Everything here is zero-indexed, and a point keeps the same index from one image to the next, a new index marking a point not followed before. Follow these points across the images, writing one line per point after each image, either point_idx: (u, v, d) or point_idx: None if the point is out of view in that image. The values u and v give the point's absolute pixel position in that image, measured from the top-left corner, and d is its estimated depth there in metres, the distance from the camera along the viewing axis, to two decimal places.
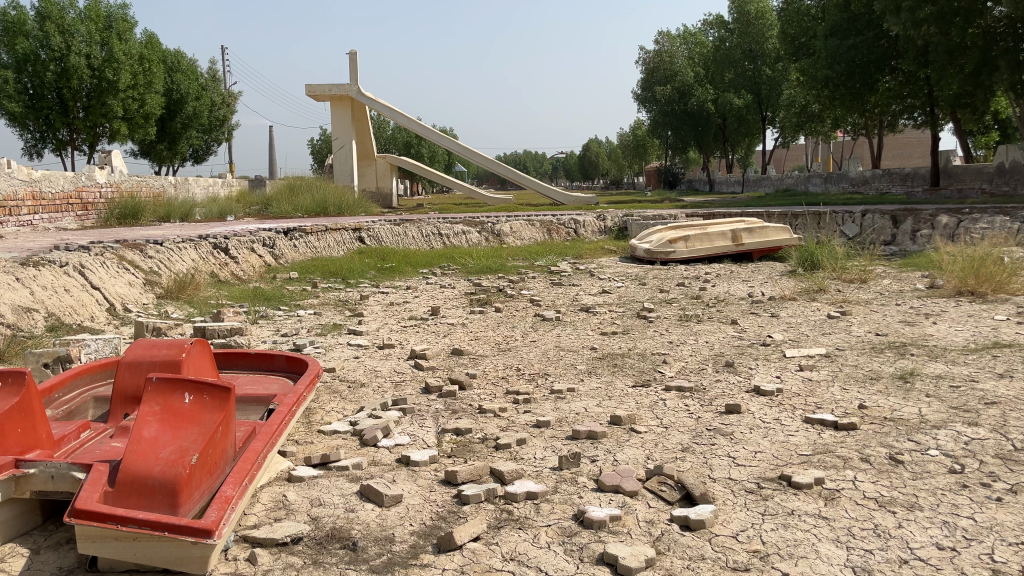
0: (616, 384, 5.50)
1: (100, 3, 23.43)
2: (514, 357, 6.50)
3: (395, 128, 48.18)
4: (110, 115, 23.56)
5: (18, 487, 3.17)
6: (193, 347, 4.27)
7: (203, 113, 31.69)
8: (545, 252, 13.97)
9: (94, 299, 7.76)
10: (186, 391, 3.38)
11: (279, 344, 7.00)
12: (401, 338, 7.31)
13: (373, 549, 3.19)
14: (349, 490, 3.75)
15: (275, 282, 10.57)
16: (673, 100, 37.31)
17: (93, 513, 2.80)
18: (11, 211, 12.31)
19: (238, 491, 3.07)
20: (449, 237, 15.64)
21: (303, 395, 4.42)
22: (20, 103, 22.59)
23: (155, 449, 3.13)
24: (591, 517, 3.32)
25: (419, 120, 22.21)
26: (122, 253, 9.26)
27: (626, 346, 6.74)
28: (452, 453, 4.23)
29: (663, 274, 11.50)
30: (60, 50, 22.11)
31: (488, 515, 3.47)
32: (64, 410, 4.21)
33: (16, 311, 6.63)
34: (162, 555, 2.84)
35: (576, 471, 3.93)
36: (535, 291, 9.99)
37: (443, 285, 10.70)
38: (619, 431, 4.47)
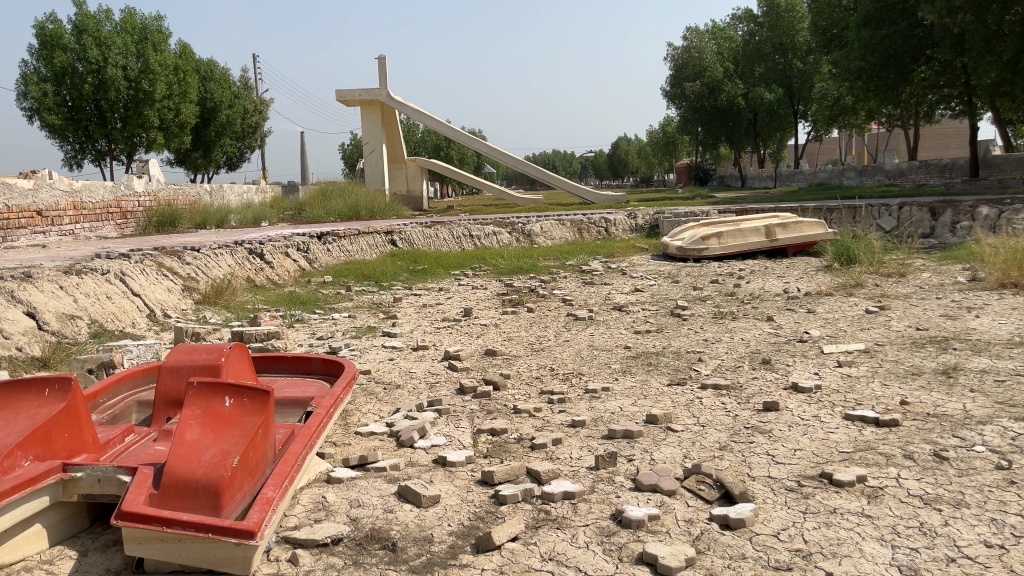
0: (651, 383, 5.47)
1: (134, 15, 23.89)
2: (548, 356, 6.51)
3: (425, 131, 48.47)
4: (147, 125, 23.97)
5: (65, 490, 3.24)
6: (232, 351, 4.35)
7: (236, 121, 32.10)
8: (576, 251, 13.95)
9: (135, 306, 7.91)
10: (227, 395, 3.44)
11: (316, 347, 7.08)
12: (435, 340, 7.35)
13: (413, 549, 3.22)
14: (387, 491, 3.78)
15: (309, 286, 10.69)
16: (703, 95, 37.02)
17: (140, 516, 2.86)
18: (53, 221, 12.59)
19: (279, 492, 3.12)
20: (480, 239, 15.69)
21: (340, 396, 4.47)
22: (60, 115, 23.10)
23: (198, 452, 3.18)
24: (630, 517, 3.31)
25: (449, 122, 22.31)
26: (161, 260, 9.43)
27: (661, 344, 6.70)
28: (488, 453, 4.25)
29: (696, 271, 11.41)
30: (97, 62, 22.57)
31: (527, 515, 3.47)
32: (109, 414, 4.30)
33: (61, 318, 6.79)
34: (206, 556, 2.88)
35: (613, 470, 3.92)
36: (567, 290, 9.98)
37: (475, 286, 10.73)
38: (656, 430, 4.45)
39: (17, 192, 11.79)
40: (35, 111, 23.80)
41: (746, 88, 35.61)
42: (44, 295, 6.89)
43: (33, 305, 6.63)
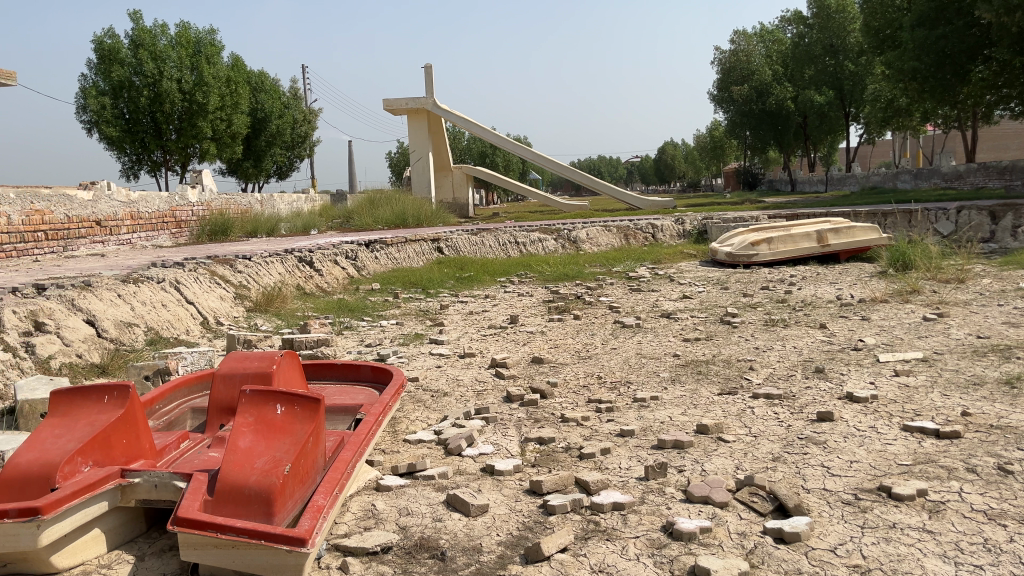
0: (701, 392, 5.39)
1: (189, 30, 24.48)
2: (596, 364, 6.47)
3: (470, 138, 48.75)
4: (200, 136, 24.54)
5: (124, 495, 3.31)
6: (283, 359, 4.41)
7: (286, 131, 32.70)
8: (623, 258, 13.86)
9: (189, 313, 8.09)
10: (278, 402, 3.47)
11: (365, 355, 7.15)
12: (482, 347, 7.37)
13: (462, 559, 3.21)
14: (436, 499, 3.79)
15: (358, 294, 10.81)
16: (751, 99, 36.57)
17: (195, 522, 2.90)
18: (112, 231, 12.94)
19: (329, 500, 3.14)
20: (526, 245, 15.70)
21: (389, 404, 4.50)
22: (117, 128, 23.79)
23: (251, 459, 3.22)
24: (681, 529, 3.26)
25: (494, 129, 22.38)
26: (214, 268, 9.62)
27: (711, 352, 6.62)
28: (536, 462, 4.23)
29: (745, 277, 11.24)
30: (153, 76, 23.20)
31: (576, 526, 3.45)
32: (164, 421, 4.39)
33: (119, 326, 6.97)
34: (259, 563, 2.92)
35: (663, 481, 3.86)
36: (614, 297, 9.92)
37: (521, 293, 10.74)
38: (707, 441, 4.38)
39: (78, 203, 12.14)
40: (95, 124, 24.57)
41: (795, 91, 35.06)
42: (103, 303, 7.09)
43: (93, 313, 6.82)
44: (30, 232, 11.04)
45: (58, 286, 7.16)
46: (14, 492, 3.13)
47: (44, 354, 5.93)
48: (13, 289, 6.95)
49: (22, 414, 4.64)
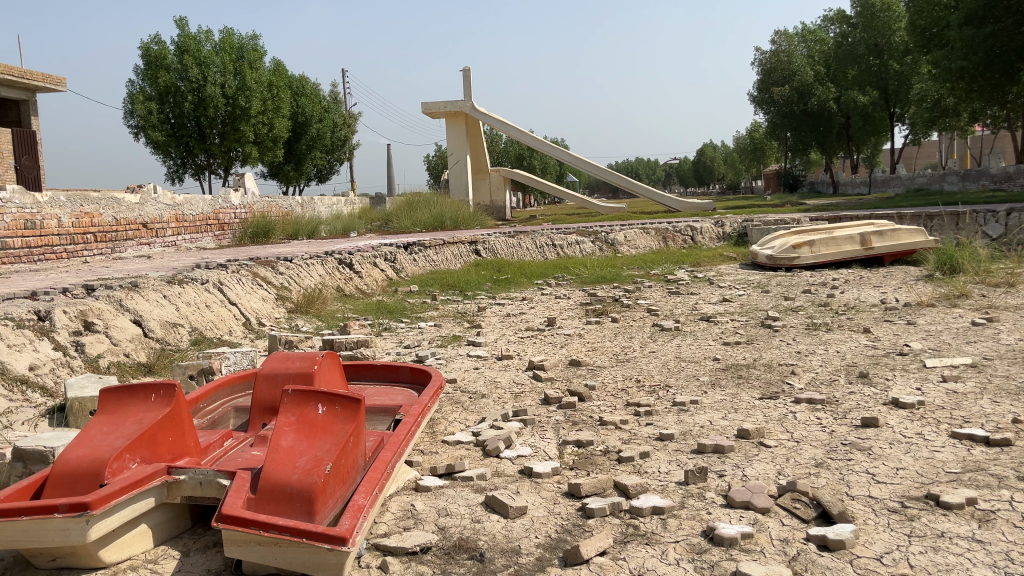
0: (742, 397, 5.33)
1: (232, 35, 24.89)
2: (634, 368, 6.43)
3: (508, 141, 48.87)
4: (242, 140, 24.92)
5: (170, 492, 3.38)
6: (325, 359, 4.46)
7: (326, 135, 33.10)
8: (661, 260, 13.76)
9: (232, 314, 8.23)
10: (320, 402, 3.51)
11: (403, 356, 7.20)
12: (520, 349, 7.38)
13: (500, 561, 3.21)
14: (475, 501, 3.80)
15: (396, 295, 10.90)
16: (793, 100, 36.02)
17: (239, 519, 2.95)
18: (157, 233, 13.21)
19: (370, 499, 3.17)
20: (563, 248, 15.68)
21: (428, 405, 4.52)
22: (163, 132, 24.32)
23: (293, 458, 3.26)
24: (722, 534, 3.22)
25: (532, 132, 22.38)
26: (257, 270, 9.77)
27: (751, 356, 6.54)
28: (575, 465, 4.21)
29: (787, 281, 11.09)
30: (197, 81, 23.68)
31: (615, 530, 3.42)
32: (208, 419, 4.47)
33: (164, 326, 7.11)
34: (300, 560, 2.95)
35: (703, 486, 3.83)
36: (653, 300, 9.86)
37: (558, 296, 10.73)
38: (747, 445, 4.33)
39: (125, 206, 12.41)
40: (141, 128, 25.14)
41: (838, 91, 34.51)
42: (149, 304, 7.24)
43: (140, 313, 6.97)
44: (79, 234, 11.32)
45: (106, 287, 7.33)
46: (64, 488, 3.21)
47: (93, 353, 6.08)
48: (63, 289, 7.13)
49: (71, 412, 4.75)
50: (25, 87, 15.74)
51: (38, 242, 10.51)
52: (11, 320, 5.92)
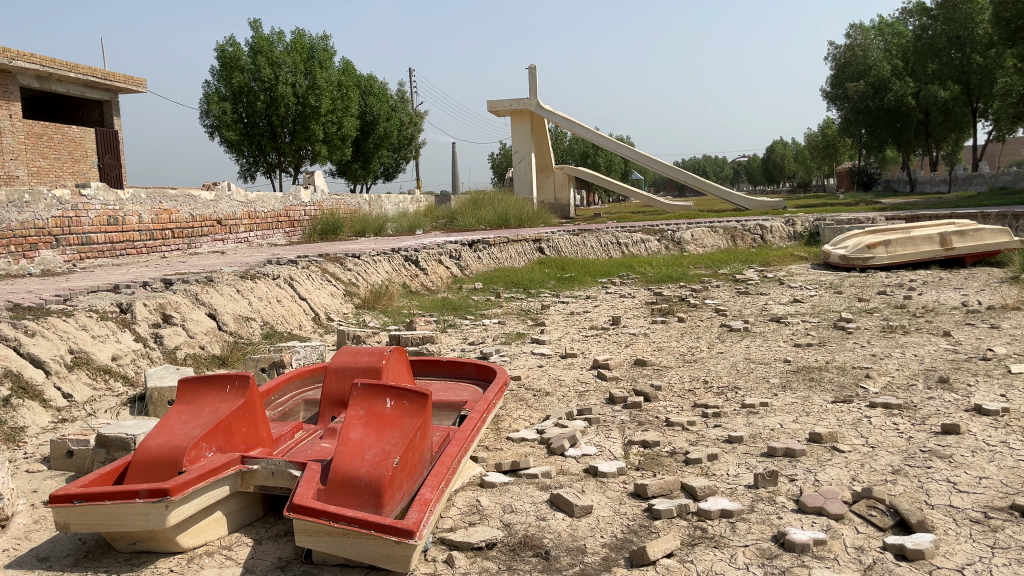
0: (813, 400, 5.19)
1: (303, 36, 25.43)
2: (701, 368, 6.32)
3: (573, 139, 48.79)
4: (313, 138, 25.30)
5: (243, 481, 3.47)
6: (392, 354, 4.52)
7: (393, 133, 33.55)
8: (729, 260, 13.51)
9: (302, 309, 8.41)
10: (388, 397, 3.55)
11: (468, 352, 7.25)
12: (584, 348, 7.34)
13: (566, 559, 3.20)
14: (540, 498, 3.79)
15: (461, 292, 10.97)
16: (868, 96, 34.94)
17: (309, 509, 3.01)
18: (231, 229, 13.60)
19: (436, 494, 3.19)
20: (628, 246, 15.54)
21: (493, 401, 4.53)
22: (237, 131, 25.11)
23: (362, 451, 3.31)
24: (794, 540, 3.14)
25: (597, 130, 22.24)
26: (325, 266, 9.97)
27: (824, 358, 6.37)
28: (641, 466, 4.16)
29: (861, 281, 10.80)
30: (270, 81, 24.38)
31: (682, 531, 3.38)
32: (280, 411, 4.58)
33: (238, 320, 7.30)
34: (368, 552, 3.00)
35: (774, 490, 3.74)
36: (720, 300, 9.69)
37: (623, 295, 10.62)
38: (820, 450, 4.21)
39: (201, 203, 12.81)
40: (216, 128, 25.94)
41: (917, 86, 33.33)
42: (224, 298, 7.46)
43: (215, 307, 7.19)
44: (158, 229, 11.73)
45: (183, 281, 7.57)
46: (145, 474, 3.33)
47: (171, 345, 6.28)
48: (143, 283, 7.40)
49: (151, 401, 4.92)
50: (109, 89, 16.41)
51: (120, 237, 10.93)
52: (95, 312, 6.17)
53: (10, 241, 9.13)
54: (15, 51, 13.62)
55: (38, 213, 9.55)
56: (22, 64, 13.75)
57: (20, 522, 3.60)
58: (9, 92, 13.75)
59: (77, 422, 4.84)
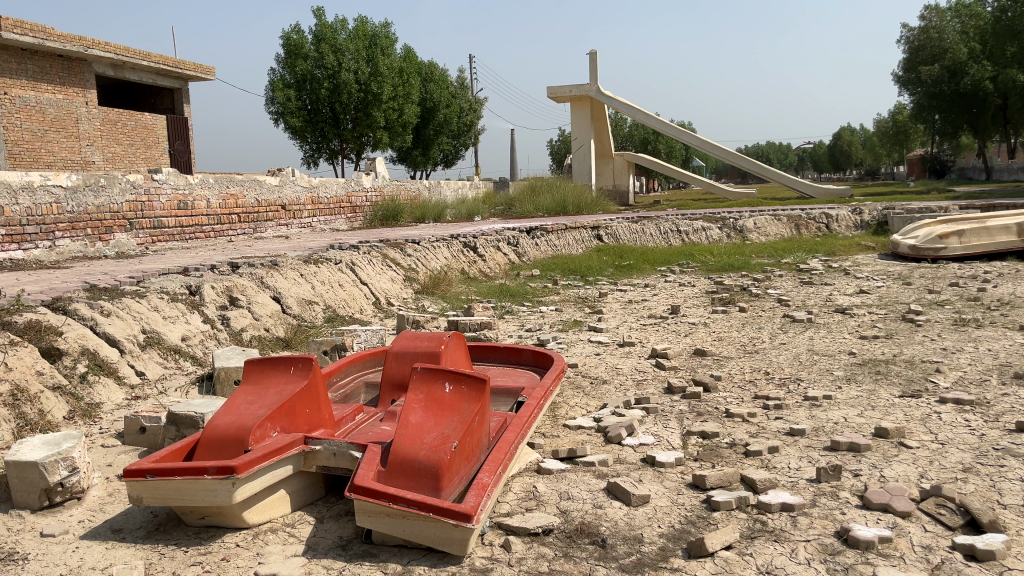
0: (880, 394, 5.06)
1: (367, 24, 25.61)
2: (762, 359, 6.21)
3: (633, 126, 48.38)
4: (374, 125, 25.54)
5: (306, 461, 3.54)
6: (451, 340, 4.55)
7: (454, 120, 33.70)
8: (793, 249, 13.23)
9: (363, 293, 8.55)
10: (447, 381, 3.59)
11: (525, 339, 7.27)
12: (642, 336, 7.28)
13: (622, 548, 3.19)
14: (597, 486, 3.78)
15: (519, 279, 10.99)
16: (942, 80, 33.67)
17: (370, 490, 3.06)
18: (295, 214, 13.87)
19: (494, 478, 3.22)
20: (689, 234, 15.32)
21: (550, 388, 4.53)
22: (300, 118, 25.68)
23: (421, 434, 3.36)
24: (858, 536, 3.08)
25: (658, 115, 21.89)
26: (386, 251, 10.11)
27: (891, 351, 6.19)
28: (699, 456, 4.12)
29: (932, 272, 10.44)
30: (333, 68, 24.77)
31: (741, 524, 3.33)
32: (341, 393, 4.67)
33: (301, 303, 7.46)
34: (427, 534, 3.04)
35: (837, 485, 3.66)
36: (784, 290, 9.49)
37: (682, 283, 10.50)
38: (886, 445, 4.10)
39: (266, 188, 13.08)
40: (281, 114, 26.47)
41: (996, 70, 31.50)
42: (288, 282, 7.63)
43: (279, 291, 7.36)
44: (225, 214, 12.04)
45: (249, 264, 7.77)
46: (213, 452, 3.43)
47: (236, 326, 6.45)
48: (211, 266, 7.60)
49: (218, 381, 5.06)
50: (179, 76, 16.79)
51: (189, 222, 11.24)
52: (166, 294, 6.39)
53: (87, 224, 9.49)
54: (91, 40, 13.93)
55: (113, 198, 9.89)
56: (97, 52, 14.05)
57: (95, 494, 3.76)
58: (85, 80, 14.13)
59: (149, 399, 5.02)
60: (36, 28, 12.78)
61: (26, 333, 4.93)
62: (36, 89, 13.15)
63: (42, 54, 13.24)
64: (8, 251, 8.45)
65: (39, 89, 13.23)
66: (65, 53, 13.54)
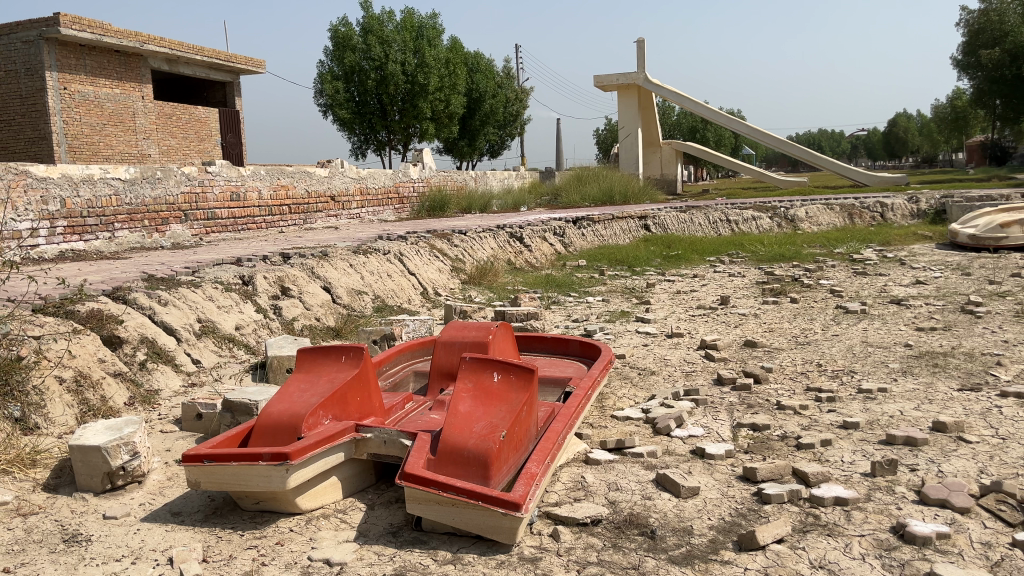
0: (938, 387, 4.93)
1: (413, 15, 25.74)
2: (815, 351, 6.10)
3: (681, 114, 47.89)
4: (421, 117, 25.68)
5: (358, 448, 3.60)
6: (499, 330, 4.57)
7: (500, 110, 33.71)
8: (846, 238, 12.95)
9: (411, 284, 8.62)
10: (495, 370, 3.61)
11: (572, 329, 7.26)
12: (691, 327, 7.21)
13: (672, 539, 3.17)
14: (646, 477, 3.76)
15: (565, 270, 10.97)
16: (1004, 63, 32.17)
17: (420, 478, 3.10)
18: (344, 205, 14.03)
19: (542, 468, 3.22)
20: (738, 223, 15.09)
21: (598, 378, 4.52)
22: (348, 109, 25.99)
23: (471, 423, 3.38)
24: (915, 532, 3.01)
25: (706, 103, 21.58)
26: (434, 242, 10.17)
27: (950, 343, 6.02)
28: (750, 449, 4.07)
29: (993, 263, 10.11)
30: (380, 60, 24.98)
31: (793, 518, 3.29)
32: (391, 382, 4.73)
33: (351, 293, 7.55)
34: (476, 522, 3.06)
35: (893, 479, 3.58)
36: (836, 281, 9.30)
37: (732, 273, 10.35)
38: (944, 440, 4.00)
39: (316, 179, 13.25)
40: (329, 107, 26.81)
41: None
42: (338, 273, 7.73)
43: (329, 281, 7.47)
44: (277, 205, 12.23)
45: (300, 255, 7.89)
46: (267, 438, 3.50)
47: (288, 316, 6.56)
48: (263, 256, 7.74)
49: (271, 369, 5.15)
50: (231, 69, 17.05)
51: (242, 213, 11.46)
52: (220, 284, 6.52)
53: (144, 215, 9.74)
54: (147, 35, 14.20)
55: (169, 190, 10.13)
56: (153, 47, 14.35)
57: (155, 478, 3.87)
58: (141, 75, 14.45)
59: (206, 387, 5.15)
60: (94, 24, 13.06)
61: (88, 322, 5.09)
62: (95, 84, 13.50)
63: (100, 50, 13.58)
64: (70, 242, 8.71)
65: (98, 84, 13.56)
66: (122, 49, 13.88)
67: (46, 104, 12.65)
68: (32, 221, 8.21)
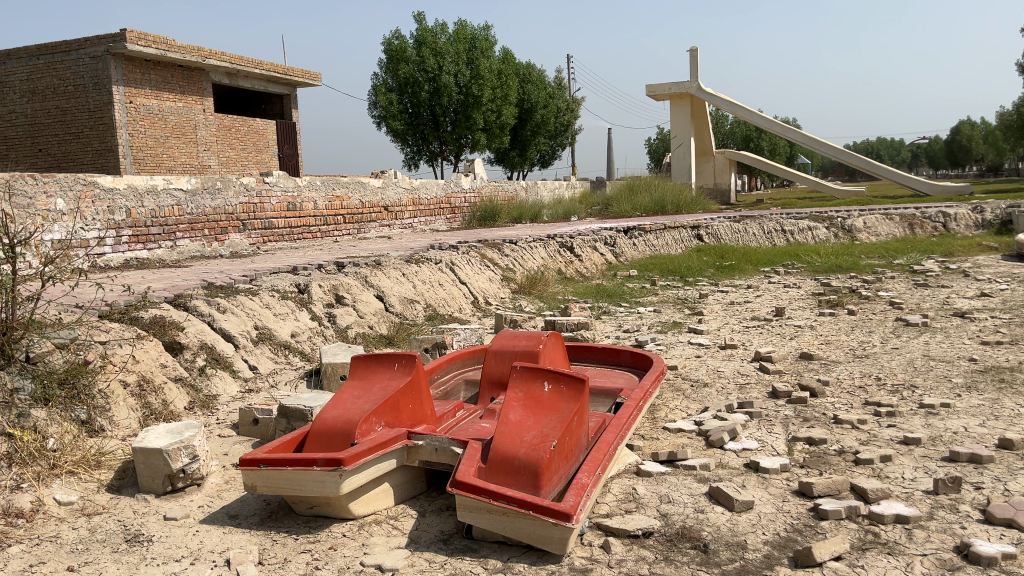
0: (1005, 403, 4.76)
1: (467, 27, 26.00)
2: (874, 365, 5.95)
3: (734, 122, 47.33)
4: (473, 127, 25.85)
5: (409, 455, 3.63)
6: (549, 339, 4.57)
7: (551, 120, 33.76)
8: (906, 249, 12.61)
9: (463, 293, 8.68)
10: (546, 380, 3.61)
11: (623, 340, 7.21)
12: (745, 339, 7.11)
13: (725, 554, 3.12)
14: (698, 490, 3.71)
15: (616, 280, 10.91)
16: None
17: (471, 486, 3.11)
18: (397, 215, 14.20)
19: (593, 478, 3.21)
20: (794, 234, 14.82)
21: (650, 390, 4.48)
22: (402, 121, 26.33)
23: (521, 433, 3.38)
24: (979, 552, 2.91)
25: (761, 112, 21.28)
26: (485, 251, 10.22)
27: (1017, 358, 5.81)
28: (805, 464, 3.99)
29: None
30: (433, 71, 25.28)
31: (851, 535, 3.21)
32: (442, 390, 4.77)
33: (403, 302, 7.64)
34: (527, 532, 3.06)
35: (956, 497, 3.47)
36: (895, 292, 9.07)
37: (787, 285, 10.17)
38: (1010, 457, 3.86)
39: (370, 190, 13.46)
40: (384, 118, 27.21)
41: None
42: (391, 281, 7.83)
43: (382, 289, 7.57)
44: (332, 215, 12.44)
45: (354, 264, 8.00)
46: (322, 443, 3.56)
47: (342, 324, 6.66)
48: (318, 265, 7.88)
49: (325, 376, 5.23)
50: (288, 82, 17.43)
51: (298, 222, 11.69)
52: (277, 292, 6.66)
53: (204, 225, 10.01)
54: (208, 50, 14.63)
55: (228, 200, 10.39)
56: (214, 61, 14.76)
57: (213, 481, 3.96)
58: (203, 88, 14.89)
59: (262, 393, 5.25)
60: (160, 40, 13.50)
61: (151, 328, 5.25)
62: (159, 98, 13.93)
63: (164, 64, 14.03)
64: (135, 250, 8.99)
65: (162, 98, 13.99)
66: (185, 63, 14.31)
67: (112, 118, 13.11)
68: (99, 230, 8.51)
